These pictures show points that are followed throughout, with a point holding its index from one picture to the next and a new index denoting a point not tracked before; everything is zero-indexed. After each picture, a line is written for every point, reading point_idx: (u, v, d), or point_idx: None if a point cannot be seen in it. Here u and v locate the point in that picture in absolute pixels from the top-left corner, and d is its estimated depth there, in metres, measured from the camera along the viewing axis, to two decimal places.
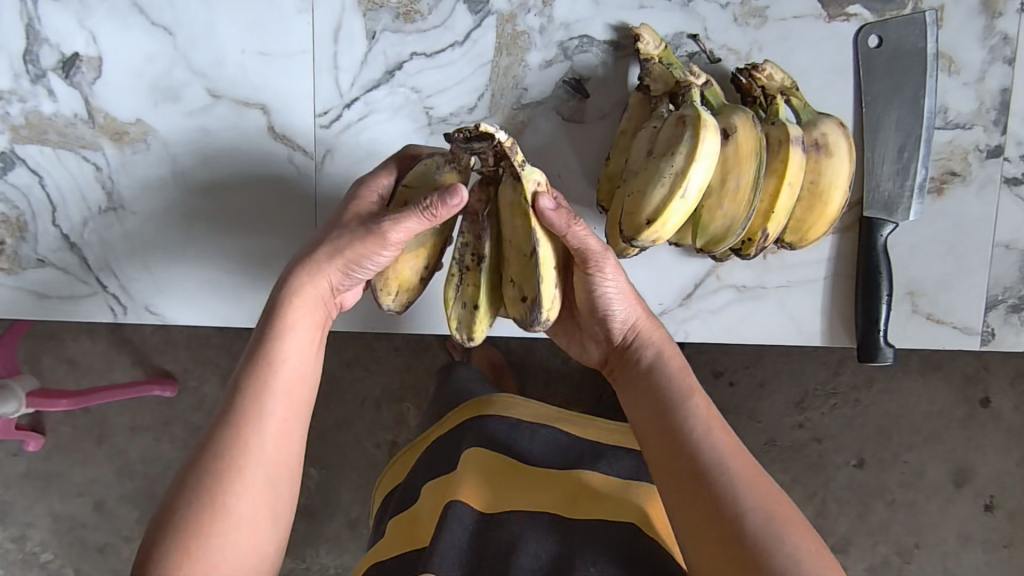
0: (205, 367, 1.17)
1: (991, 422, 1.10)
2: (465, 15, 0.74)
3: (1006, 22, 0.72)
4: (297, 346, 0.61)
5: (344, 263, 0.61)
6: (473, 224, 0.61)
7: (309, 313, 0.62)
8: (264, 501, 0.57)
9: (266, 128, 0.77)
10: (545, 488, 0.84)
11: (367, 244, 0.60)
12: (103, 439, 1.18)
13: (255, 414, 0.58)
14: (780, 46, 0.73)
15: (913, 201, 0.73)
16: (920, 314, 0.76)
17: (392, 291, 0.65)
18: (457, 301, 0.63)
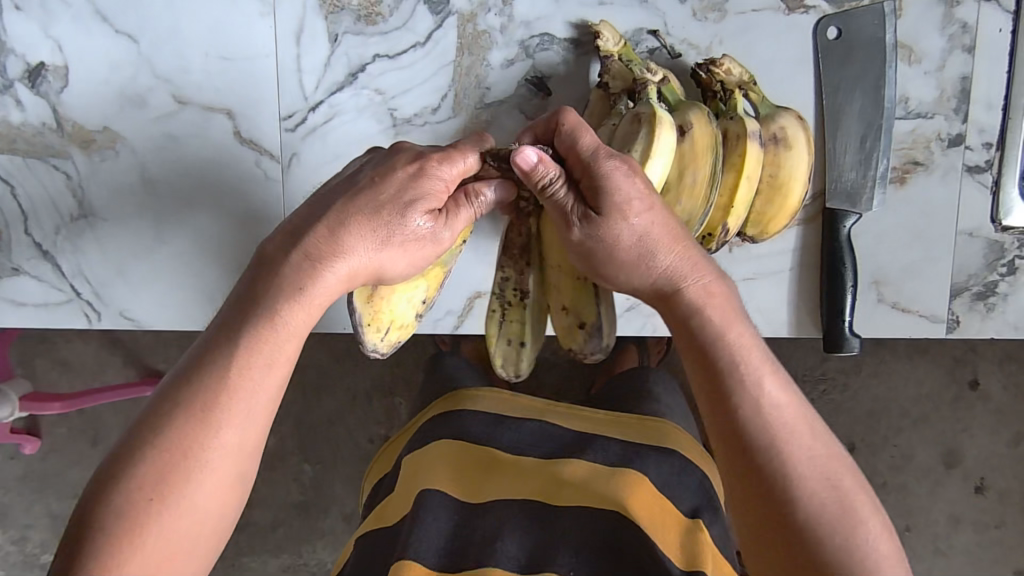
0: None
1: (979, 403, 1.11)
2: (425, 15, 0.75)
3: (965, 10, 0.71)
4: (297, 330, 0.51)
5: (381, 263, 0.54)
6: (515, 260, 0.64)
7: (321, 301, 0.52)
8: (226, 497, 0.49)
9: (232, 132, 0.78)
10: (527, 478, 0.84)
11: (424, 249, 0.55)
12: (97, 440, 1.20)
13: (224, 403, 0.48)
14: (739, 39, 0.73)
15: (876, 190, 0.73)
16: (886, 303, 0.76)
17: (379, 329, 0.61)
18: (501, 339, 0.66)
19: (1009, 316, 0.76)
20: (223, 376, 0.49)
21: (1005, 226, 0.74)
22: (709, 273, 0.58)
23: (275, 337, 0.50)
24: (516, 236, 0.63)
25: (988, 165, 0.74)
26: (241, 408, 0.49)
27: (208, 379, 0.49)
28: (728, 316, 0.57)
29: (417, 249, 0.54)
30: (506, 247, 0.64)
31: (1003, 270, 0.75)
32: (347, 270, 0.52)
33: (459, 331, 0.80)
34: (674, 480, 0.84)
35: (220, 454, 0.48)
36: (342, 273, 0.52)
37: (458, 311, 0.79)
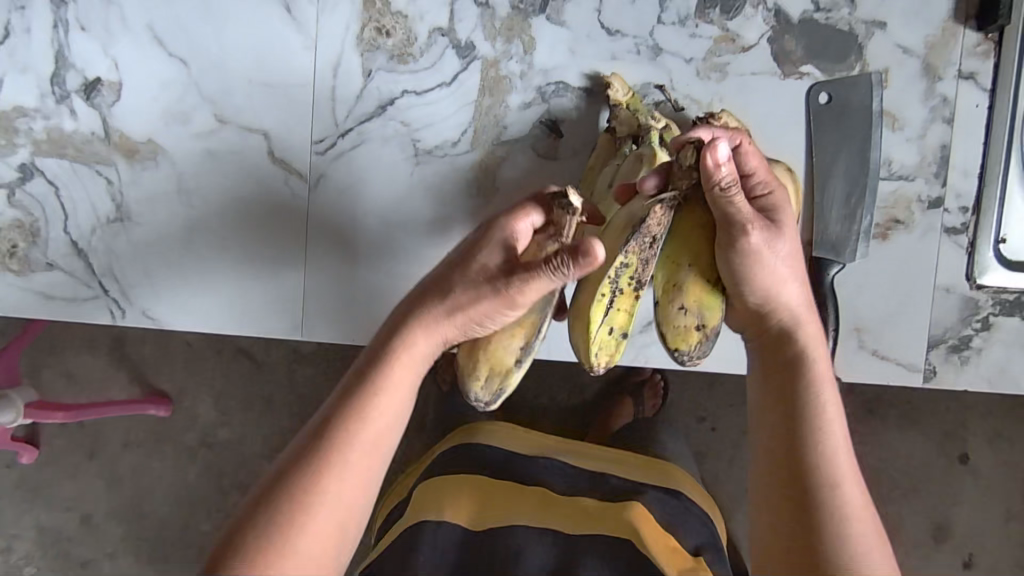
0: (198, 387, 1.29)
1: (970, 477, 1.21)
2: (453, 59, 0.82)
3: (945, 86, 0.78)
4: (398, 382, 0.65)
5: (462, 319, 0.65)
6: (643, 245, 0.65)
7: (412, 354, 0.66)
8: (360, 489, 0.63)
9: (266, 152, 0.84)
10: (548, 505, 0.93)
11: (500, 306, 0.63)
12: (95, 454, 1.30)
13: (371, 410, 0.64)
14: (737, 97, 0.80)
15: (859, 244, 0.79)
16: (866, 350, 0.81)
17: (480, 380, 0.68)
18: (603, 327, 0.68)
19: (983, 370, 0.80)
20: (372, 389, 0.64)
21: (979, 285, 0.79)
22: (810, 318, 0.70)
23: (382, 388, 0.64)
24: (654, 226, 0.64)
25: (964, 227, 0.79)
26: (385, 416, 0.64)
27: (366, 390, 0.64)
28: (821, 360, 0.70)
29: (494, 302, 0.63)
30: (641, 229, 0.64)
31: (977, 326, 0.80)
32: (428, 331, 0.66)
33: None
34: (680, 517, 0.92)
35: (359, 452, 0.62)
36: (428, 332, 0.66)
37: None
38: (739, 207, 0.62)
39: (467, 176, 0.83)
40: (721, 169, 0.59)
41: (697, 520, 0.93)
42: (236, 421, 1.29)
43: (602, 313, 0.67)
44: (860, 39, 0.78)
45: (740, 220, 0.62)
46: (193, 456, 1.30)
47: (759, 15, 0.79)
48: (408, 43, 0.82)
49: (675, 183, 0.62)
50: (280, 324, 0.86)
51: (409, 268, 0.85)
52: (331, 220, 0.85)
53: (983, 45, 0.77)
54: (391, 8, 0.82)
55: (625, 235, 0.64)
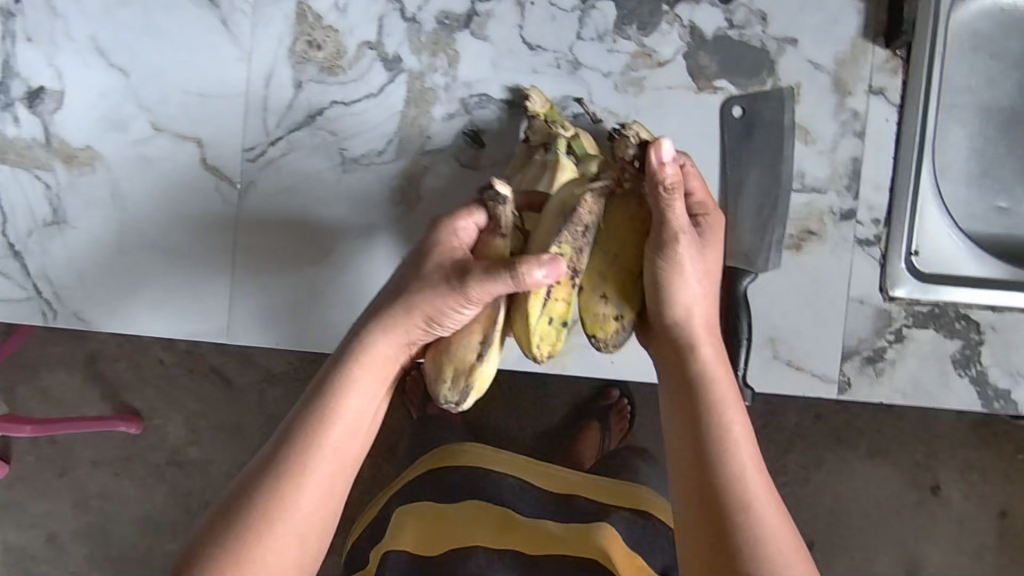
0: (170, 407, 1.30)
1: (940, 509, 1.27)
2: (380, 71, 0.84)
3: (855, 101, 0.80)
4: (365, 383, 0.70)
5: (426, 318, 0.68)
6: (576, 234, 0.64)
7: (377, 356, 0.70)
8: (331, 487, 0.66)
9: (198, 159, 0.87)
10: (512, 529, 0.96)
11: (453, 301, 0.66)
12: (66, 471, 1.30)
13: (331, 417, 0.68)
14: (654, 111, 0.82)
15: (771, 254, 0.80)
16: (780, 360, 0.81)
17: (446, 380, 0.68)
18: (543, 318, 0.66)
19: (898, 382, 0.80)
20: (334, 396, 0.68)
21: (892, 296, 0.80)
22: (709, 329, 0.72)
23: (347, 391, 0.69)
24: (586, 215, 0.64)
25: (876, 239, 0.80)
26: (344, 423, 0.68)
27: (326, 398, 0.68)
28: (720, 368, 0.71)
29: (447, 298, 0.66)
30: (574, 218, 0.64)
31: (890, 337, 0.80)
32: (392, 333, 0.70)
33: None
34: (646, 540, 0.96)
35: (319, 461, 0.66)
36: (393, 334, 0.70)
37: None
38: (675, 210, 0.65)
39: (392, 184, 0.85)
40: (667, 167, 0.62)
41: (663, 540, 0.97)
42: (206, 439, 1.30)
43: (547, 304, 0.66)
44: (773, 55, 0.80)
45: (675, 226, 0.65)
46: (160, 475, 1.31)
47: (674, 32, 0.81)
48: (338, 55, 0.85)
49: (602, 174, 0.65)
50: (208, 327, 0.88)
51: (334, 274, 0.87)
52: (259, 224, 0.87)
53: (892, 62, 0.80)
54: (323, 22, 0.85)
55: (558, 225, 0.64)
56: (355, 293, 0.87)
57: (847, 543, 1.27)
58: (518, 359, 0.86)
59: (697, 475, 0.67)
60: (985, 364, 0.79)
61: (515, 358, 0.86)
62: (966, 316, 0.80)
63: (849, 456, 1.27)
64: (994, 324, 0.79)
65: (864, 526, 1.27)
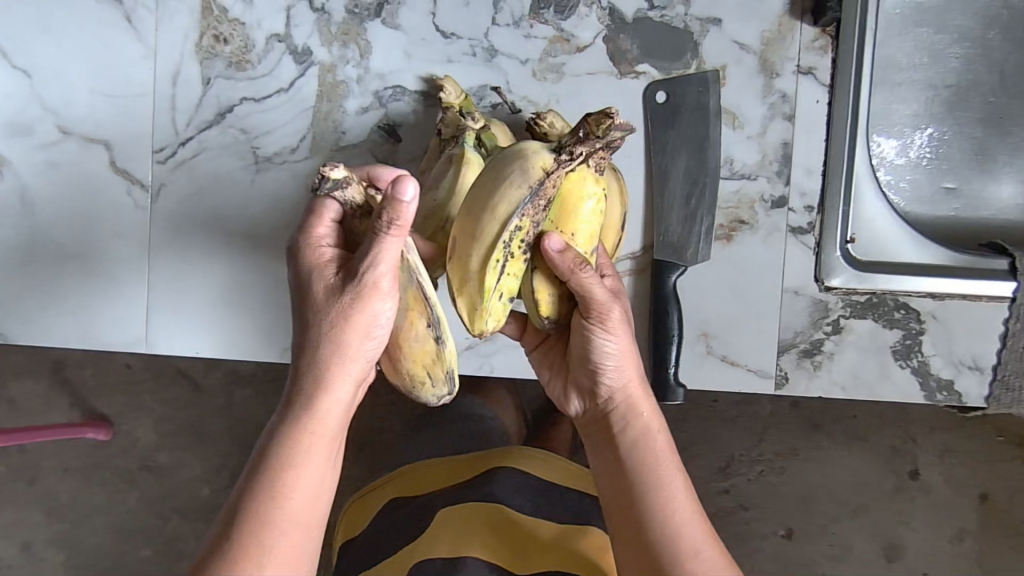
0: (137, 412, 1.26)
1: (920, 494, 1.22)
2: (290, 65, 0.81)
3: (783, 82, 0.76)
4: (316, 443, 0.57)
5: (350, 340, 0.56)
6: (535, 211, 0.57)
7: (322, 408, 0.57)
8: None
9: (106, 162, 0.83)
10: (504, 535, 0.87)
11: (368, 302, 0.56)
12: (35, 479, 1.27)
13: (275, 503, 0.55)
14: (573, 99, 0.78)
15: (700, 245, 0.76)
16: (714, 356, 0.78)
17: (422, 379, 0.60)
18: (495, 293, 0.58)
19: (836, 376, 0.77)
20: (274, 476, 0.55)
21: (828, 286, 0.76)
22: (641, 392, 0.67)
23: (296, 458, 0.56)
24: (548, 192, 0.56)
25: (810, 227, 0.77)
26: (293, 504, 0.55)
27: (264, 480, 0.55)
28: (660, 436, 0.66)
29: (359, 304, 0.55)
30: (539, 190, 0.56)
31: (827, 329, 0.77)
32: (332, 379, 0.57)
33: None
34: None
35: (272, 552, 0.54)
36: (331, 380, 0.57)
37: None
38: (594, 294, 0.59)
39: (309, 183, 0.81)
40: (565, 255, 0.57)
41: None
42: (175, 444, 1.26)
43: (493, 282, 0.57)
44: (695, 37, 0.77)
45: (596, 301, 0.60)
46: (132, 480, 1.27)
47: (592, 15, 0.77)
48: (246, 49, 0.81)
49: (575, 148, 0.55)
50: (122, 337, 0.84)
51: (246, 277, 0.83)
52: (171, 228, 0.83)
53: (820, 40, 0.76)
54: (228, 15, 0.81)
55: (521, 193, 0.55)
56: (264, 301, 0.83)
57: (824, 531, 1.23)
58: None
59: (637, 560, 0.62)
60: (927, 354, 0.76)
61: None
62: (906, 305, 0.76)
63: (827, 444, 1.22)
64: (934, 312, 0.76)
65: (842, 515, 1.22)
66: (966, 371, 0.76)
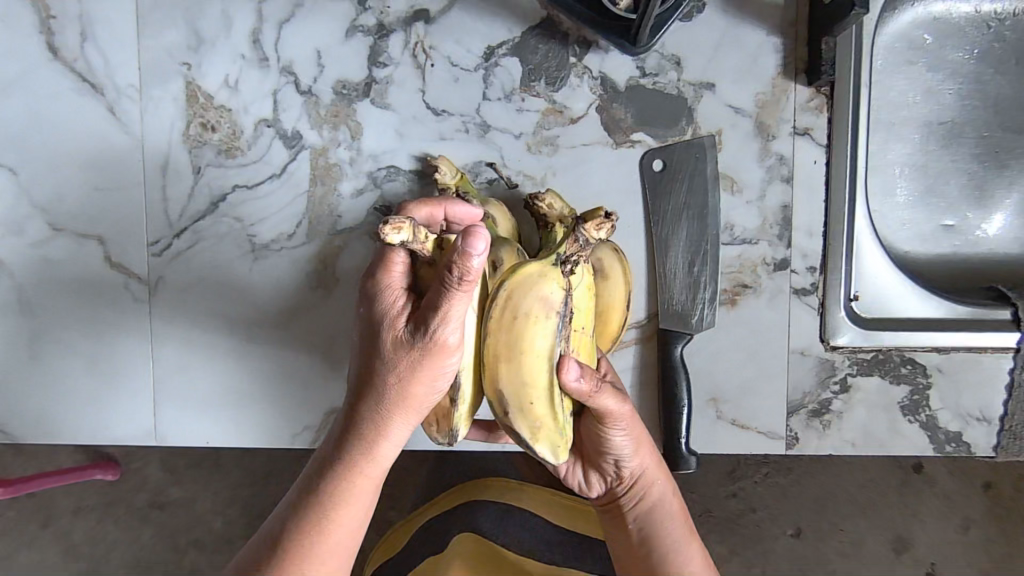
0: (145, 453, 1.25)
1: (925, 487, 1.19)
2: (280, 149, 0.80)
3: (780, 144, 0.76)
4: (366, 478, 0.60)
5: (409, 396, 0.57)
6: (566, 328, 0.58)
7: (376, 451, 0.60)
8: None
9: (102, 259, 0.82)
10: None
11: (432, 363, 0.55)
12: (47, 522, 1.24)
13: (317, 540, 0.59)
14: (570, 171, 0.77)
15: (706, 312, 0.76)
16: (725, 421, 0.78)
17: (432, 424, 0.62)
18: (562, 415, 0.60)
19: (846, 433, 0.77)
20: (321, 513, 0.59)
21: (834, 345, 0.76)
22: (657, 472, 0.70)
23: (343, 491, 0.60)
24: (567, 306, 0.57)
25: (814, 288, 0.77)
26: (332, 542, 0.59)
27: (311, 515, 0.59)
28: (677, 508, 0.71)
29: (423, 363, 0.55)
30: (563, 314, 0.57)
31: (836, 388, 0.77)
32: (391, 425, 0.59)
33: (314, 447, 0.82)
34: None
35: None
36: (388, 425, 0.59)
37: (314, 426, 0.82)
38: (607, 406, 0.62)
39: (307, 269, 0.80)
40: (581, 381, 0.59)
41: None
42: (186, 480, 1.24)
43: (562, 416, 0.60)
44: (690, 102, 0.76)
45: (610, 409, 0.62)
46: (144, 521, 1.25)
47: (584, 85, 0.77)
48: (235, 135, 0.80)
49: (581, 255, 0.56)
50: (134, 431, 0.84)
51: (255, 358, 0.82)
52: (173, 322, 0.82)
53: (815, 100, 0.75)
54: (214, 102, 0.80)
55: (553, 323, 0.57)
56: (276, 379, 0.82)
57: (833, 528, 1.20)
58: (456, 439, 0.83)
59: None
60: (934, 408, 0.77)
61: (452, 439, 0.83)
62: (912, 360, 0.76)
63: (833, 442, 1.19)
64: (939, 366, 0.76)
65: (850, 511, 1.19)
66: (974, 423, 0.76)
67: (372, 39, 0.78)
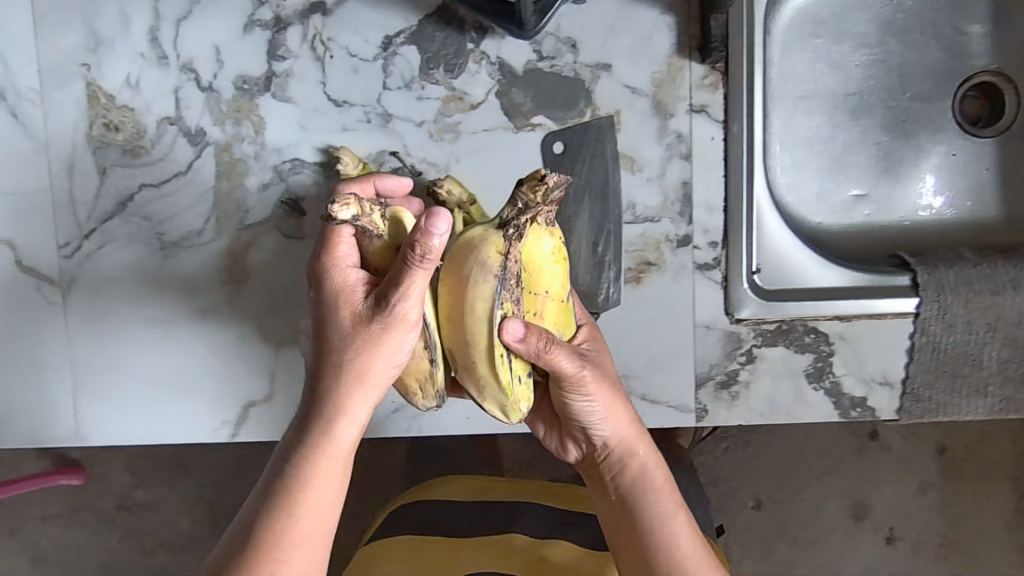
0: (109, 454, 1.26)
1: (881, 453, 1.25)
2: (185, 147, 0.80)
3: (678, 122, 0.77)
4: (334, 457, 0.59)
5: (371, 366, 0.57)
6: (511, 292, 0.58)
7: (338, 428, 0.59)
8: None
9: (12, 262, 0.82)
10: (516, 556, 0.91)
11: (389, 333, 0.56)
12: (14, 530, 1.27)
13: (287, 527, 0.57)
14: (472, 157, 0.78)
15: (610, 292, 0.77)
16: (635, 397, 0.79)
17: (414, 392, 0.64)
18: (514, 376, 0.61)
19: (753, 403, 0.79)
20: (291, 497, 0.57)
21: (738, 318, 0.78)
22: (630, 432, 0.67)
23: (313, 473, 0.58)
24: (512, 270, 0.57)
25: (716, 262, 0.78)
26: (304, 528, 0.58)
27: (280, 501, 0.57)
28: (655, 468, 0.68)
29: (382, 334, 0.56)
30: (503, 277, 0.57)
31: (741, 359, 0.78)
32: (351, 399, 0.58)
33: (235, 439, 0.84)
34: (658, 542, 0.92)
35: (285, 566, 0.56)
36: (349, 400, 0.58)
37: (234, 420, 0.83)
38: (563, 365, 0.61)
39: (218, 264, 0.81)
40: (525, 340, 0.58)
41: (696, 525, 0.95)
42: (150, 481, 1.26)
43: (510, 378, 0.60)
44: (587, 84, 0.76)
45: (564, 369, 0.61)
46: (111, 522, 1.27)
47: (482, 71, 0.77)
48: (139, 135, 0.80)
49: (519, 220, 0.56)
50: (55, 433, 0.84)
51: (175, 354, 0.83)
52: (89, 323, 0.82)
53: (711, 77, 0.76)
54: (116, 102, 0.79)
55: (491, 286, 0.57)
56: (197, 375, 0.83)
57: (794, 498, 1.25)
58: (373, 426, 0.83)
59: None
60: (838, 374, 0.78)
61: (369, 426, 0.83)
62: (815, 329, 0.78)
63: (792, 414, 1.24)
64: (841, 333, 0.78)
65: (810, 480, 1.25)
66: (877, 387, 0.78)
67: (269, 33, 0.78)
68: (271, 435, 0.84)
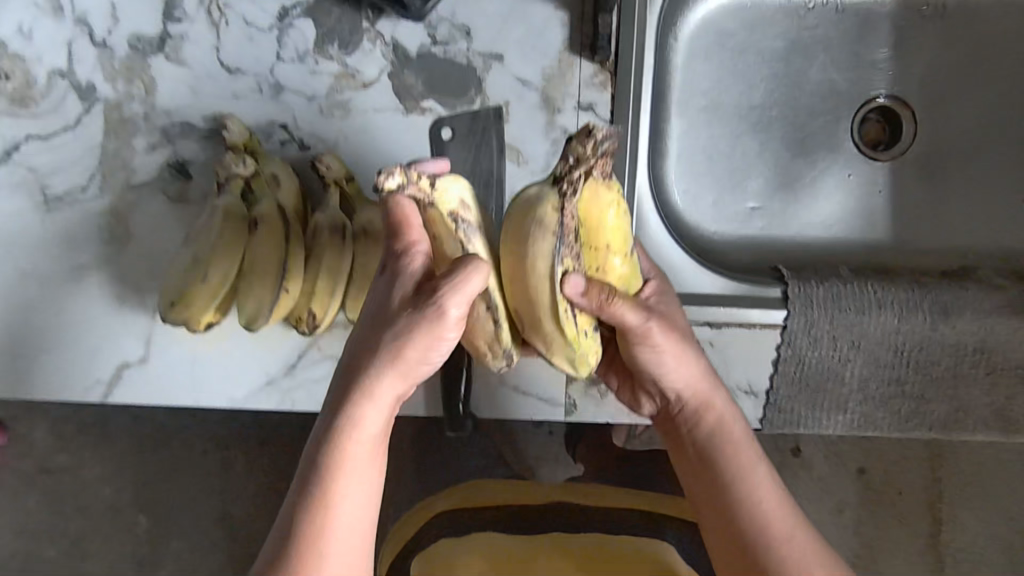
0: (30, 415, 1.30)
1: (802, 471, 1.29)
2: (74, 102, 0.79)
3: (564, 117, 0.77)
4: (369, 438, 0.59)
5: (410, 360, 0.57)
6: (570, 246, 0.54)
7: (364, 417, 0.58)
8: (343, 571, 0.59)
9: None
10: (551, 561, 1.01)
11: (432, 332, 0.55)
12: None
13: (326, 515, 0.58)
14: (359, 136, 0.78)
15: None
16: (507, 386, 0.79)
17: (484, 354, 0.60)
18: (577, 330, 0.57)
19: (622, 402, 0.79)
20: (325, 484, 0.58)
21: None
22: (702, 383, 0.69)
23: (349, 459, 0.59)
24: (569, 222, 0.54)
25: None
26: (340, 518, 0.59)
27: (316, 490, 0.58)
28: (727, 423, 0.69)
29: (423, 331, 0.55)
30: (563, 233, 0.54)
31: None
32: (383, 387, 0.58)
33: (107, 400, 0.81)
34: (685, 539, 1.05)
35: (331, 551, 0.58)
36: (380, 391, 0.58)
37: (105, 380, 0.81)
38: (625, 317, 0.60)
39: (98, 222, 0.80)
40: (584, 295, 0.55)
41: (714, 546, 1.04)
42: (73, 445, 1.30)
43: (575, 332, 0.57)
44: (479, 72, 0.77)
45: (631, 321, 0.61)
46: (30, 483, 1.30)
47: (377, 50, 0.78)
48: (29, 86, 0.79)
49: (572, 175, 0.53)
50: None
51: (50, 313, 0.81)
52: None
53: (600, 76, 0.77)
54: (7, 52, 0.79)
55: (549, 244, 0.53)
56: (70, 332, 0.81)
57: None
58: (245, 397, 0.81)
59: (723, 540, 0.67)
60: None
61: (241, 397, 0.81)
62: None
63: None
64: (710, 340, 0.77)
65: None
66: (742, 396, 0.78)
67: None
68: (143, 400, 0.81)
